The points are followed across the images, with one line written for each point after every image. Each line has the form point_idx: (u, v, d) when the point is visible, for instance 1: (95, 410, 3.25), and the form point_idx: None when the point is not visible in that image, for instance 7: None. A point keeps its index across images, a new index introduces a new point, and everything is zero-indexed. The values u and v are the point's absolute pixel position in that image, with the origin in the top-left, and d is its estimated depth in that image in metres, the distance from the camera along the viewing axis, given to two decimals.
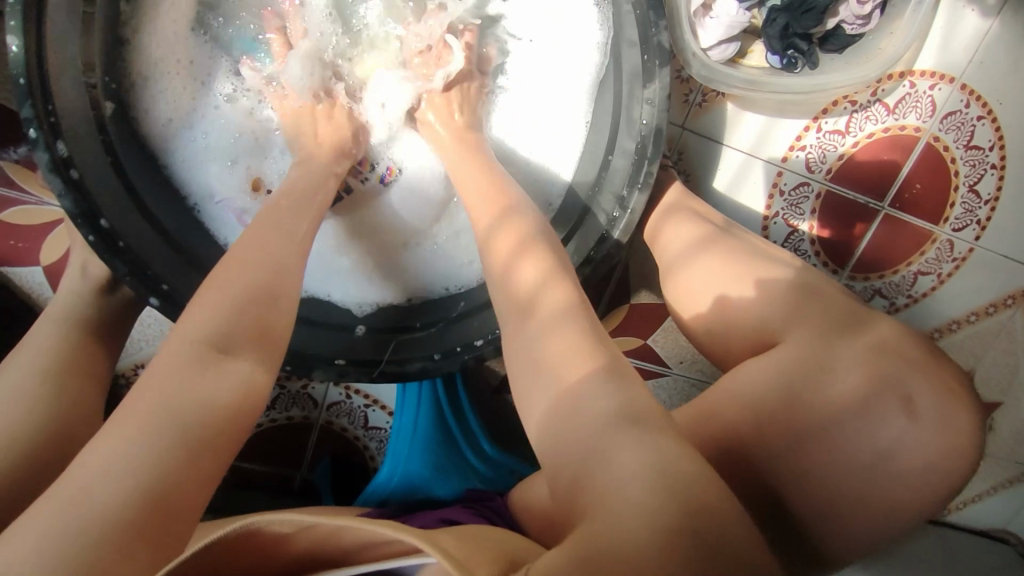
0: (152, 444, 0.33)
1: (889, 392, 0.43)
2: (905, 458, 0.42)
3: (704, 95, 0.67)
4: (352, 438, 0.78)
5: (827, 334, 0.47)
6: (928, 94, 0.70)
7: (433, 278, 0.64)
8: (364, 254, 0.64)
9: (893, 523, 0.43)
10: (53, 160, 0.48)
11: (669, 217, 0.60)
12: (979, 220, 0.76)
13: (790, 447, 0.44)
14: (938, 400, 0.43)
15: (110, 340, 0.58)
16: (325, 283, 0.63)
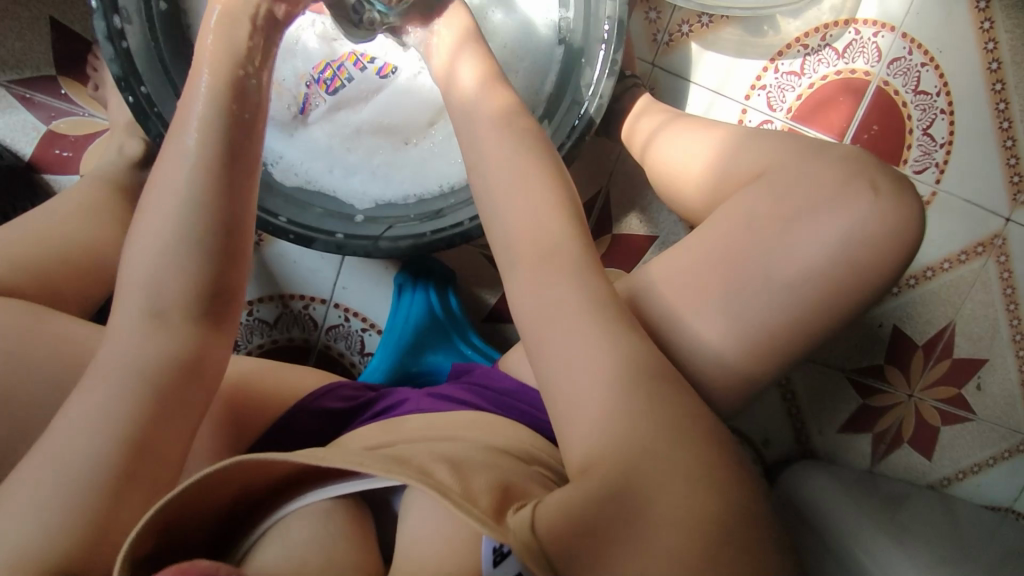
0: (123, 417, 0.41)
1: (857, 178, 0.49)
2: (868, 246, 0.47)
3: (671, 35, 0.77)
4: (348, 364, 0.80)
5: (781, 162, 0.52)
6: (873, 41, 0.79)
7: (424, 177, 0.70)
8: (366, 152, 0.71)
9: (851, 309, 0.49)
10: (108, 28, 0.57)
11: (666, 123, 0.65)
12: (937, 163, 0.83)
13: (752, 251, 0.49)
14: (896, 187, 0.49)
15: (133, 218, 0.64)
16: (331, 175, 0.70)
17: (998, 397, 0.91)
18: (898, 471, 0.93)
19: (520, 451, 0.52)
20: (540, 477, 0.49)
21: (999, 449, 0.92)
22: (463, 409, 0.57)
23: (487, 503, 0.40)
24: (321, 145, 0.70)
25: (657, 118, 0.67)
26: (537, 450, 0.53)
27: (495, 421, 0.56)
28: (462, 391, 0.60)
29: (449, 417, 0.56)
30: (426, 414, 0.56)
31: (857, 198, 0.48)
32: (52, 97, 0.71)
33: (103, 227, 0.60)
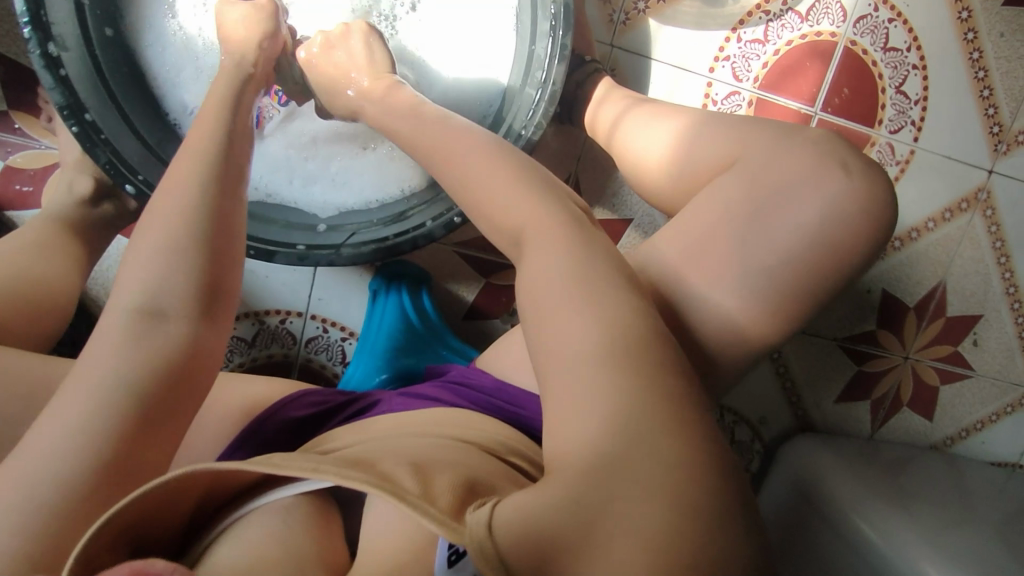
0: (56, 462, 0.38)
1: (828, 160, 0.47)
2: (842, 223, 0.45)
3: (626, 14, 0.75)
4: (331, 374, 0.80)
5: (739, 141, 0.51)
6: (837, 1, 0.77)
7: (385, 183, 0.70)
8: (323, 161, 0.70)
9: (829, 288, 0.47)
10: (45, 57, 0.56)
11: (630, 110, 0.63)
12: (914, 121, 0.81)
13: (715, 233, 0.47)
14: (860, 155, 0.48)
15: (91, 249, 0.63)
16: (290, 187, 0.69)
17: (996, 351, 0.90)
18: (901, 437, 0.92)
19: (493, 443, 0.51)
20: (512, 472, 0.48)
21: (1001, 405, 0.91)
22: (436, 409, 0.56)
23: (445, 501, 0.38)
24: (278, 157, 0.69)
25: (618, 100, 0.65)
26: (511, 441, 0.52)
27: (471, 415, 0.55)
28: (433, 389, 0.59)
29: (421, 415, 0.54)
30: (396, 415, 0.54)
31: (829, 175, 0.46)
32: (5, 132, 0.70)
33: (64, 260, 0.59)
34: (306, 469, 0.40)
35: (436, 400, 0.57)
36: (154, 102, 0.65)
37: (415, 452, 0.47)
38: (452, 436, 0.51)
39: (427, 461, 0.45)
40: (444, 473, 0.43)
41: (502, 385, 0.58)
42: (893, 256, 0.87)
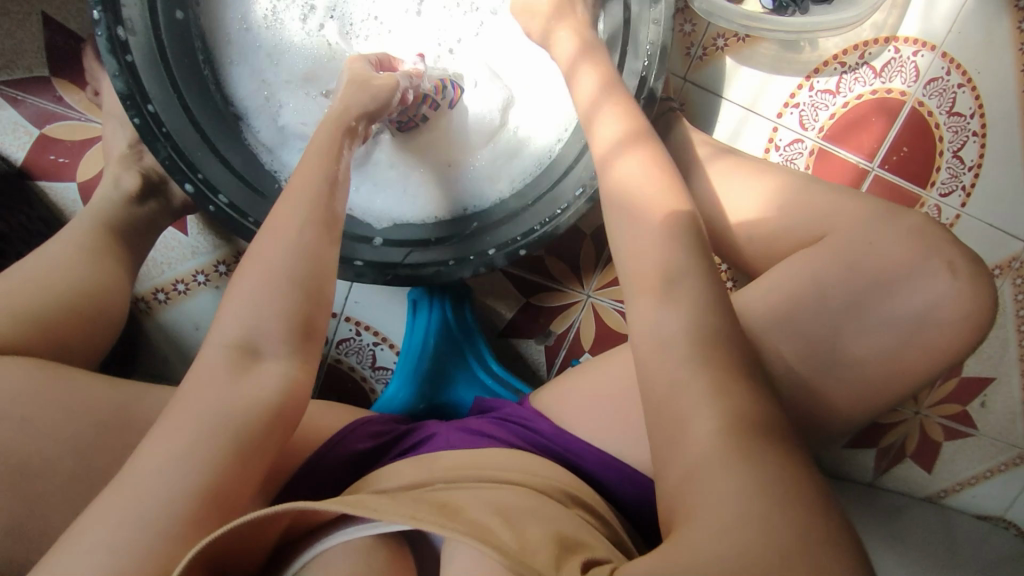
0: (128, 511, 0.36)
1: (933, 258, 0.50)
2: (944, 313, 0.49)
3: (704, 50, 0.74)
4: (359, 378, 0.78)
5: (839, 222, 0.53)
6: (912, 60, 0.76)
7: (447, 201, 0.68)
8: (386, 172, 0.68)
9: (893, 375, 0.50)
10: (111, 41, 0.53)
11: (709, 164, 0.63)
12: (964, 186, 0.80)
13: None
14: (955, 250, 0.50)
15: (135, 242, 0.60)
16: (349, 193, 0.67)
17: (1002, 414, 0.92)
18: (899, 484, 0.95)
19: (562, 493, 0.51)
20: (586, 524, 0.48)
21: (997, 462, 0.93)
22: (493, 447, 0.56)
23: (543, 562, 0.38)
24: (340, 161, 0.66)
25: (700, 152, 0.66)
26: (574, 488, 0.52)
27: (526, 458, 0.55)
28: (491, 425, 0.59)
29: (480, 453, 0.54)
30: (455, 453, 0.54)
31: (936, 277, 0.49)
32: (46, 100, 0.67)
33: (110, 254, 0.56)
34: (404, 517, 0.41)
35: (493, 439, 0.57)
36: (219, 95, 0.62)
37: (495, 497, 0.47)
38: (518, 482, 0.51)
39: (512, 511, 0.45)
40: (535, 527, 0.44)
41: (557, 430, 0.57)
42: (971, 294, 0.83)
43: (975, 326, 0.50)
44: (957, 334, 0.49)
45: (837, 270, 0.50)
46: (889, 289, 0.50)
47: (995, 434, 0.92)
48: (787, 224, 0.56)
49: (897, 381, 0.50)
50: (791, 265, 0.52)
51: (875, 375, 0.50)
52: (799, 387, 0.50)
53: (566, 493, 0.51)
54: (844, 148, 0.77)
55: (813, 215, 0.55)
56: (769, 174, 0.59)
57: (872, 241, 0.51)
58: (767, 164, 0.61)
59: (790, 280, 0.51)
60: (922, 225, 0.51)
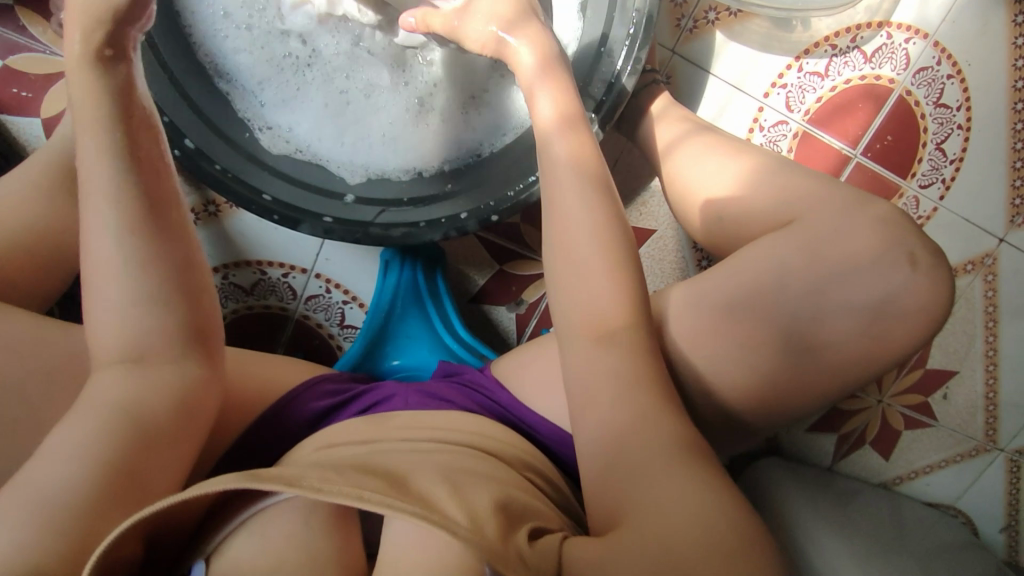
0: None
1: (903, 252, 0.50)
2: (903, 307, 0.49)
3: (695, 22, 0.72)
4: (326, 336, 0.78)
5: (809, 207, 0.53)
6: (903, 47, 0.75)
7: (424, 154, 0.67)
8: (360, 125, 0.66)
9: (849, 367, 0.50)
10: None
11: (690, 138, 0.62)
12: (945, 179, 0.80)
13: None
14: (924, 249, 0.50)
15: None
16: (323, 143, 0.66)
17: (961, 407, 0.94)
18: (856, 469, 0.96)
19: (519, 460, 0.51)
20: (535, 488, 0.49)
21: (953, 453, 0.95)
22: (451, 410, 0.56)
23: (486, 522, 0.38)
24: (315, 111, 0.65)
25: (680, 126, 0.64)
26: (526, 454, 0.53)
27: (484, 422, 0.55)
28: (449, 390, 0.59)
29: (437, 417, 0.54)
30: (410, 415, 0.54)
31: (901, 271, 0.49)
32: (8, 30, 0.65)
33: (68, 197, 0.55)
34: (342, 489, 0.39)
35: (450, 406, 0.57)
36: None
37: (445, 461, 0.47)
38: (470, 444, 0.51)
39: (460, 474, 0.45)
40: (478, 486, 0.44)
41: (515, 399, 0.57)
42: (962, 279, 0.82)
43: (935, 318, 0.50)
44: (917, 328, 0.49)
45: (799, 255, 0.50)
46: (854, 276, 0.49)
47: (954, 427, 0.94)
48: (757, 204, 0.56)
49: (854, 370, 0.51)
50: (757, 245, 0.52)
51: (834, 364, 0.50)
52: (756, 369, 0.50)
53: (517, 460, 0.51)
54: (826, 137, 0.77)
55: (782, 197, 0.54)
56: (745, 153, 0.59)
57: (840, 226, 0.51)
58: (745, 144, 0.60)
59: (753, 260, 0.51)
60: (891, 214, 0.51)
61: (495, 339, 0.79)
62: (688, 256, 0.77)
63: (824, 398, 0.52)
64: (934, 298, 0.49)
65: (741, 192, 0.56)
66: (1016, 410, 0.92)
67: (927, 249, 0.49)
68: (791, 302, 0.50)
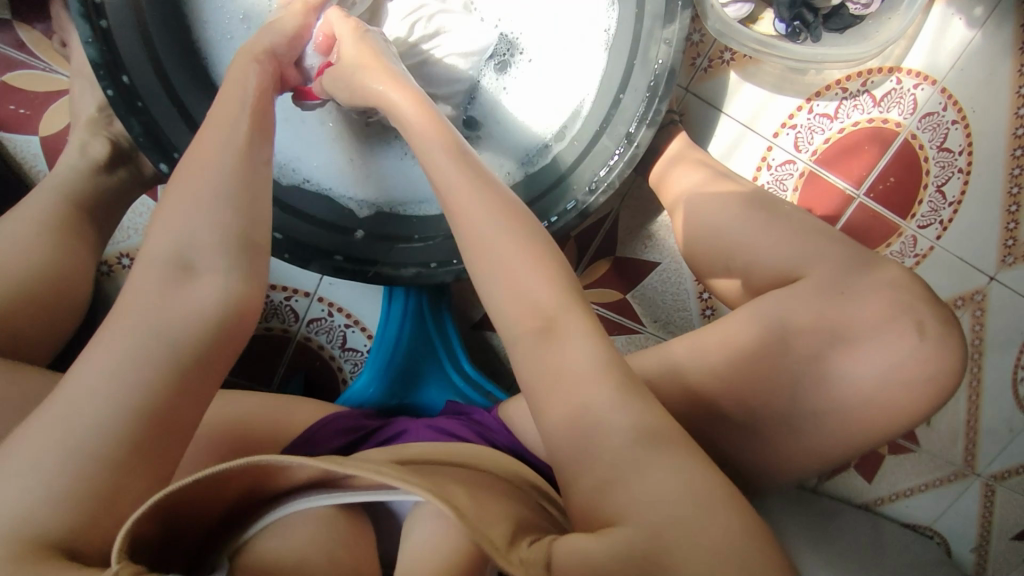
0: None
1: (914, 321, 0.50)
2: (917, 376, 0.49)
3: (710, 61, 0.73)
4: (327, 358, 0.78)
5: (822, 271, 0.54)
6: (912, 93, 0.76)
7: (430, 187, 0.67)
8: (367, 155, 0.66)
9: (860, 437, 0.51)
10: (84, 4, 0.49)
11: (708, 183, 0.63)
12: (942, 220, 0.81)
13: None
14: (936, 319, 0.51)
15: (101, 218, 0.58)
16: (330, 173, 0.65)
17: (943, 434, 0.97)
18: (838, 491, 0.99)
19: (527, 484, 0.52)
20: (542, 508, 0.48)
21: (933, 477, 0.98)
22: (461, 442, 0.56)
23: (500, 534, 0.38)
24: (322, 140, 0.65)
25: (697, 171, 0.64)
26: (530, 476, 0.54)
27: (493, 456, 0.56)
28: (456, 425, 0.60)
29: (449, 446, 0.55)
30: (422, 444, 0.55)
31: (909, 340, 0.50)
32: (7, 45, 0.62)
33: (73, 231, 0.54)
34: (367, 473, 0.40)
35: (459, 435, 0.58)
36: (197, 67, 0.58)
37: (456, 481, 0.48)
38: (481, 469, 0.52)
39: (478, 489, 0.46)
40: (496, 504, 0.44)
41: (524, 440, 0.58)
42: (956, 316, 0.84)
43: (946, 381, 0.50)
44: (928, 397, 0.50)
45: (809, 320, 0.51)
46: (867, 342, 0.50)
47: (935, 452, 0.97)
48: (769, 259, 0.56)
49: (868, 434, 0.51)
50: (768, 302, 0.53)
51: (844, 425, 0.50)
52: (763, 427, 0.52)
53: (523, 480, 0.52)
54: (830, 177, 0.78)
55: (793, 254, 0.55)
56: (758, 203, 0.59)
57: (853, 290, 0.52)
58: (758, 193, 0.60)
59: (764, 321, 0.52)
60: (901, 278, 0.52)
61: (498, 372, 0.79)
62: (689, 291, 0.79)
63: (832, 457, 0.52)
64: (945, 366, 0.50)
65: (753, 248, 0.57)
66: (995, 437, 0.95)
67: (938, 320, 0.50)
68: (800, 367, 0.51)
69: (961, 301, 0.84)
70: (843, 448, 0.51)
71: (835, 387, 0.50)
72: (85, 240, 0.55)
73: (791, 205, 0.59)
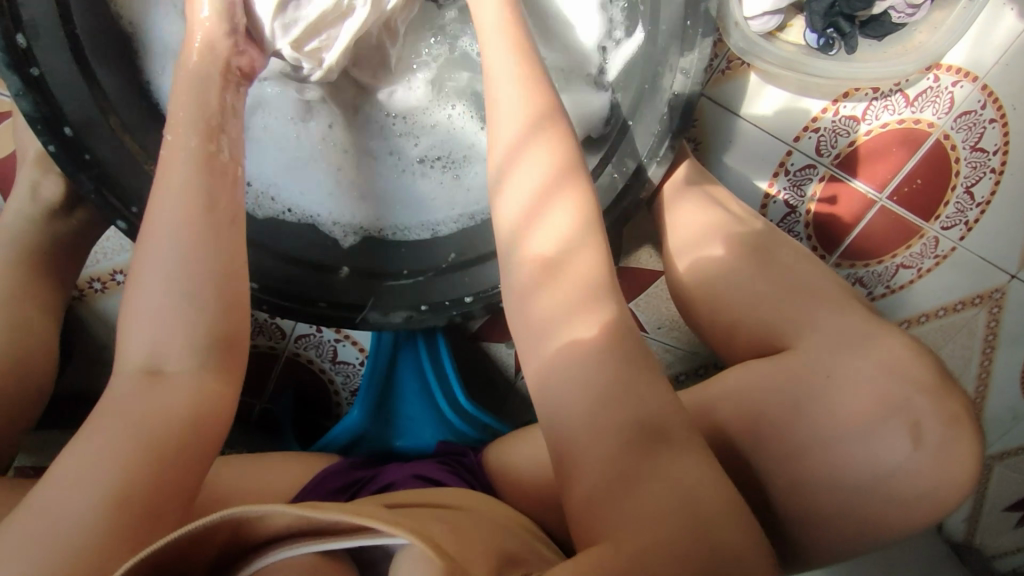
0: None
1: (940, 404, 0.45)
2: (944, 472, 0.44)
3: (728, 61, 0.66)
4: (317, 370, 0.76)
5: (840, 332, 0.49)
6: (949, 91, 0.68)
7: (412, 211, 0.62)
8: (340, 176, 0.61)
9: (875, 539, 0.45)
10: (10, 53, 0.43)
11: (711, 212, 0.56)
12: (968, 221, 0.74)
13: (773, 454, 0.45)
14: (960, 400, 0.46)
15: (53, 267, 0.54)
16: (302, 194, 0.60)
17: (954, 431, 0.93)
18: None
19: (511, 517, 0.49)
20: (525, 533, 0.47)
21: None
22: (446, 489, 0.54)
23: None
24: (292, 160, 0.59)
25: (704, 206, 0.57)
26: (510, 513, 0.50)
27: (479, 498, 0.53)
28: (443, 473, 0.57)
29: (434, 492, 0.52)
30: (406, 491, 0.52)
31: (935, 429, 0.45)
32: None
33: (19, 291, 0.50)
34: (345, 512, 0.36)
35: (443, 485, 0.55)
36: (141, 80, 0.53)
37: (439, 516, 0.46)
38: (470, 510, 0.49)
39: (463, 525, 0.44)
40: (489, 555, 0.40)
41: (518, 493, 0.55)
42: (969, 311, 0.78)
43: (972, 463, 0.45)
44: (957, 494, 0.45)
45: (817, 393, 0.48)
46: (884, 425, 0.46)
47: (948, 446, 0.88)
48: (753, 316, 0.51)
49: (883, 523, 0.45)
50: (753, 365, 0.48)
51: (860, 532, 0.45)
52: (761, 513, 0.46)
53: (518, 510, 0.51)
54: (847, 182, 0.72)
55: (801, 311, 0.50)
56: (757, 251, 0.53)
57: (860, 362, 0.46)
58: (761, 234, 0.55)
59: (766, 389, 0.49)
60: (908, 352, 0.47)
61: (501, 390, 0.75)
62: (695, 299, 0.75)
63: (831, 548, 0.46)
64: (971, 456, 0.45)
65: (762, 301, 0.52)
66: (999, 425, 0.82)
67: (963, 401, 0.46)
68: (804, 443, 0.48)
69: (960, 306, 0.79)
70: (855, 548, 0.46)
71: (843, 490, 0.44)
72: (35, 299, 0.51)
73: (792, 250, 0.54)
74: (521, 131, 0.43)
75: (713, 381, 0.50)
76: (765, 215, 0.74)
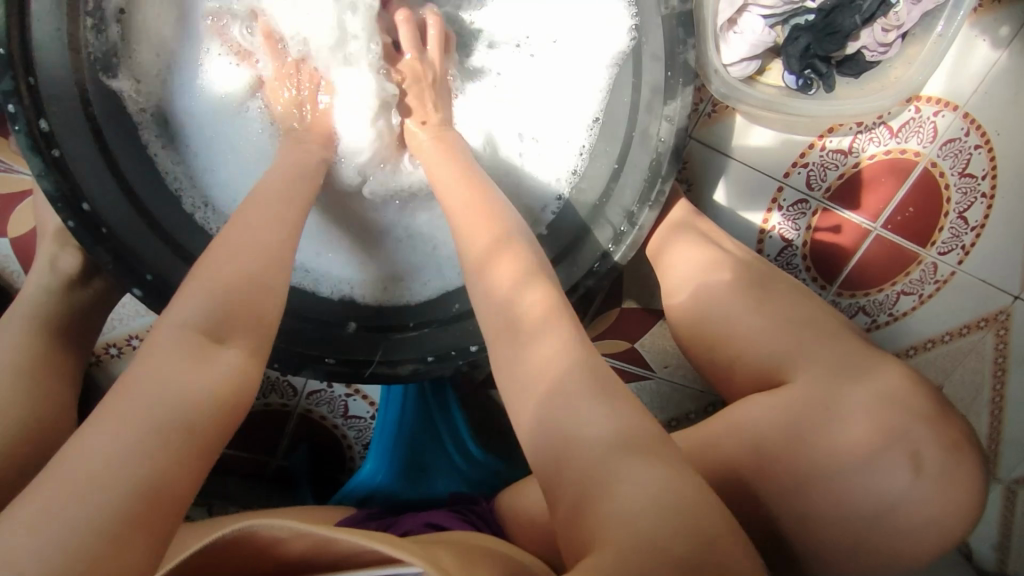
0: None
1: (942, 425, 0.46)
2: (955, 496, 0.44)
3: (713, 105, 0.70)
4: (330, 427, 0.76)
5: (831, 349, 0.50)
6: (931, 120, 0.71)
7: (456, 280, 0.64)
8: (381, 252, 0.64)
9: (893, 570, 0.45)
10: (32, 137, 0.46)
11: (706, 251, 0.58)
12: (965, 245, 0.75)
13: (784, 488, 0.46)
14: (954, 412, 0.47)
15: (74, 335, 0.56)
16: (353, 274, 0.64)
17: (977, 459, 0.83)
18: None
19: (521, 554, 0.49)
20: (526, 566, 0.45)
21: None
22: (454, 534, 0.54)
23: None
24: (340, 244, 0.64)
25: (698, 245, 0.58)
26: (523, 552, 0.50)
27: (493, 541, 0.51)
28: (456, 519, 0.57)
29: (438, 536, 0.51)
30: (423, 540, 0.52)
31: (940, 450, 0.45)
32: None
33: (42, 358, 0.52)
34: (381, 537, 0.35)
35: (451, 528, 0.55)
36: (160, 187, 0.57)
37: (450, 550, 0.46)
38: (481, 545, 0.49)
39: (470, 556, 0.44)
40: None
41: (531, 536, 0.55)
42: (975, 333, 0.77)
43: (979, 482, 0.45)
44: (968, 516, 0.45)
45: None
46: None
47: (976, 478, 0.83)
48: (750, 350, 0.52)
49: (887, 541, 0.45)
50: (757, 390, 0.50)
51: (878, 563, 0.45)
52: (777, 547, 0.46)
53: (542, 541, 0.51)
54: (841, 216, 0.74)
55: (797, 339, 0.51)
56: (753, 287, 0.55)
57: (861, 391, 0.46)
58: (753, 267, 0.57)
59: None
60: (903, 375, 0.48)
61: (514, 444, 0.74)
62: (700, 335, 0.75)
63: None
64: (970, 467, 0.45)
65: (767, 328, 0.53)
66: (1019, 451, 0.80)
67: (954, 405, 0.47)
68: None
69: (966, 329, 0.78)
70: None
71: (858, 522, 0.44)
72: (52, 370, 0.53)
73: (784, 282, 0.56)
74: (487, 244, 0.46)
75: (720, 418, 0.51)
76: (762, 251, 0.75)
